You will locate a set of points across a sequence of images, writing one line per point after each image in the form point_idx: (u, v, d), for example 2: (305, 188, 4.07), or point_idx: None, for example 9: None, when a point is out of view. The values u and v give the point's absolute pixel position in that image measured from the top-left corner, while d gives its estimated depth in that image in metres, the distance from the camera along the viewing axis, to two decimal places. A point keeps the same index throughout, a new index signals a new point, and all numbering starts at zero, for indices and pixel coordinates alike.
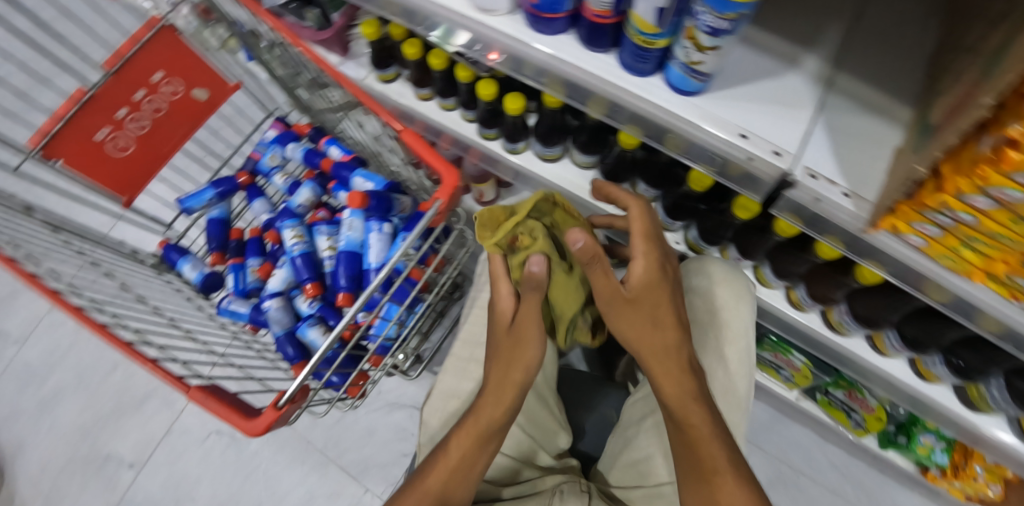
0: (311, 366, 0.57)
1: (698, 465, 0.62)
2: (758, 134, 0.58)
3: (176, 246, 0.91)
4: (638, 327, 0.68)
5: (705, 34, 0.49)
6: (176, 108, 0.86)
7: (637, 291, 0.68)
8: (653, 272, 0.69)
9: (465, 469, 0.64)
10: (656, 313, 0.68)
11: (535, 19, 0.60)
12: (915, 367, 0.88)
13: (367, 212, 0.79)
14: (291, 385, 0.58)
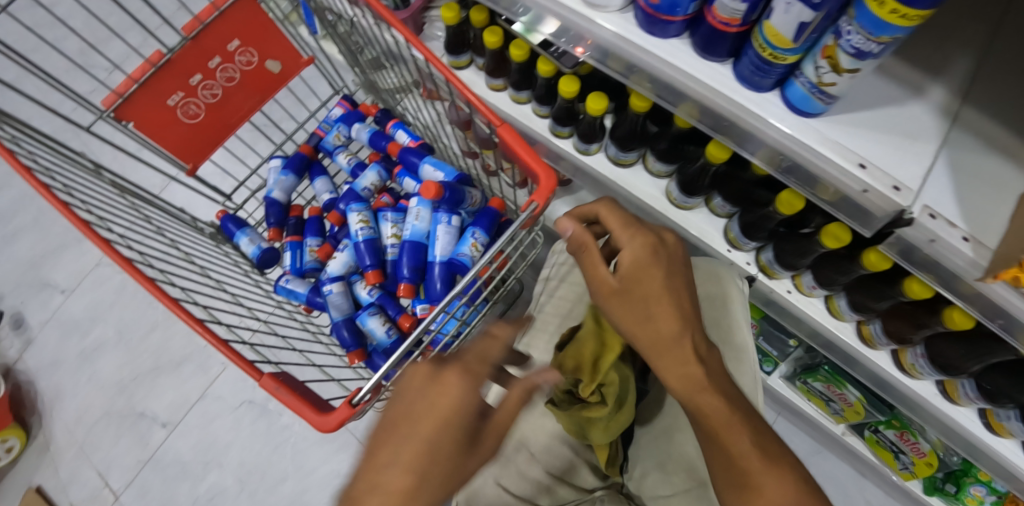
0: (389, 367, 0.58)
1: (734, 475, 0.55)
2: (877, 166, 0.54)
3: (234, 217, 0.90)
4: (632, 309, 0.62)
5: (849, 55, 0.46)
6: (248, 79, 0.84)
7: (627, 274, 0.63)
8: (643, 252, 0.64)
9: (438, 453, 0.50)
10: (650, 293, 0.62)
11: (650, 20, 0.56)
12: (985, 419, 0.82)
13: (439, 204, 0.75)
14: (368, 383, 0.58)
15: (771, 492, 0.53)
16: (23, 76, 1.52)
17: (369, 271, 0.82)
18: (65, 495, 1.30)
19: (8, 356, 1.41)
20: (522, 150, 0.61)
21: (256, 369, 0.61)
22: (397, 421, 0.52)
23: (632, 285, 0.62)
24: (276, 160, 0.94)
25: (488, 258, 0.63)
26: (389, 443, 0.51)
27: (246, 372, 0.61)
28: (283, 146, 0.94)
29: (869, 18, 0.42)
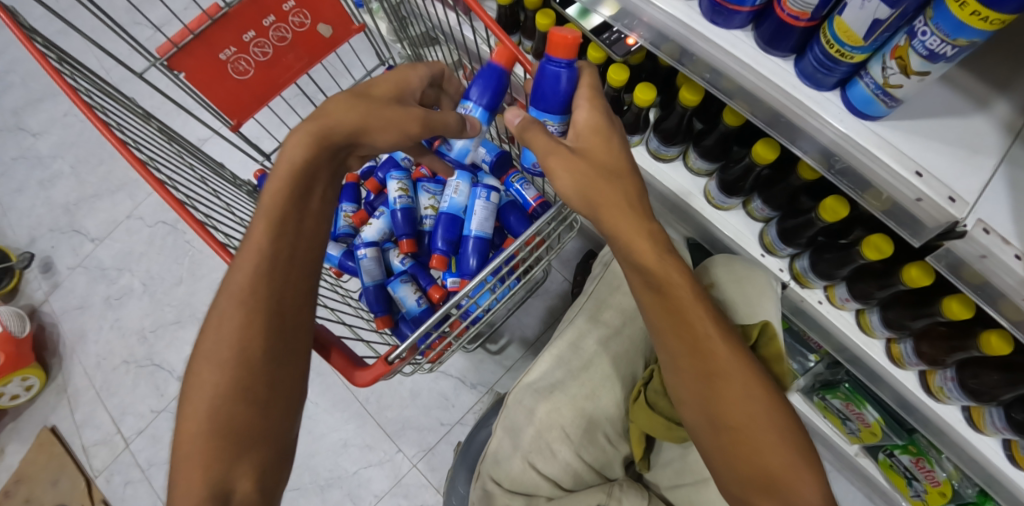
0: (426, 327, 0.61)
1: (727, 439, 0.60)
2: (934, 175, 0.53)
3: (271, 177, 0.91)
4: (586, 181, 0.62)
5: (920, 57, 0.45)
6: (299, 41, 0.85)
7: (585, 140, 0.62)
8: (606, 118, 0.63)
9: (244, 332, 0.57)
10: (618, 204, 0.62)
11: (716, 9, 0.56)
12: (1008, 450, 0.80)
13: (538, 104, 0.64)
14: (403, 343, 0.61)
15: (766, 454, 0.58)
16: (73, 25, 1.55)
17: (403, 240, 0.80)
18: (79, 438, 1.33)
19: (35, 297, 1.44)
20: (586, 89, 0.63)
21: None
22: (210, 323, 0.58)
23: (584, 158, 0.62)
24: None
25: (524, 239, 0.66)
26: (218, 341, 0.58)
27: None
28: None
29: (948, 21, 0.41)
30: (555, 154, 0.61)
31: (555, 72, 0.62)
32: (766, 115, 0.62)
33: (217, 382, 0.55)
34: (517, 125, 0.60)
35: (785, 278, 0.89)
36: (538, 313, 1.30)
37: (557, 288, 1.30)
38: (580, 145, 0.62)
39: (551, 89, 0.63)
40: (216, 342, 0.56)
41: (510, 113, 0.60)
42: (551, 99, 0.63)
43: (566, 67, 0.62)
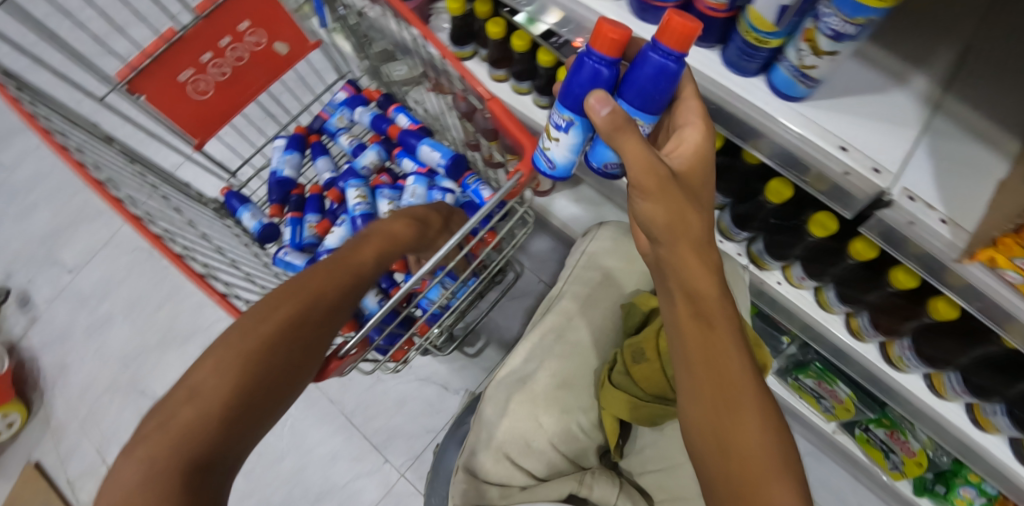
0: (371, 326, 0.59)
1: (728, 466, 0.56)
2: (858, 148, 0.55)
3: (238, 194, 0.93)
4: (674, 210, 0.56)
5: (827, 37, 0.47)
6: (257, 59, 0.87)
7: (685, 164, 0.57)
8: (708, 144, 0.58)
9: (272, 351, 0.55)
10: (690, 237, 0.59)
11: (642, 7, 0.59)
12: (971, 413, 0.83)
13: (630, 95, 0.55)
14: (355, 335, 0.61)
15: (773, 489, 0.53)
16: (41, 58, 1.56)
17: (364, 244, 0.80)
18: (64, 470, 1.32)
19: (14, 331, 1.44)
20: (693, 103, 0.58)
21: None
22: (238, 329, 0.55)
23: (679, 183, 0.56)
24: (280, 141, 0.96)
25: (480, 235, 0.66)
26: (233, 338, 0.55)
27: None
28: (288, 127, 0.95)
29: (847, 3, 0.44)
30: (653, 173, 0.53)
31: (663, 64, 0.52)
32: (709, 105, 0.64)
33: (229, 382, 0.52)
34: (607, 118, 0.52)
35: (744, 263, 0.93)
36: (517, 315, 1.31)
37: (534, 289, 1.32)
38: (679, 168, 0.57)
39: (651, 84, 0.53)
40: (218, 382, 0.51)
41: (598, 101, 0.52)
42: (648, 98, 0.54)
43: (676, 58, 0.51)
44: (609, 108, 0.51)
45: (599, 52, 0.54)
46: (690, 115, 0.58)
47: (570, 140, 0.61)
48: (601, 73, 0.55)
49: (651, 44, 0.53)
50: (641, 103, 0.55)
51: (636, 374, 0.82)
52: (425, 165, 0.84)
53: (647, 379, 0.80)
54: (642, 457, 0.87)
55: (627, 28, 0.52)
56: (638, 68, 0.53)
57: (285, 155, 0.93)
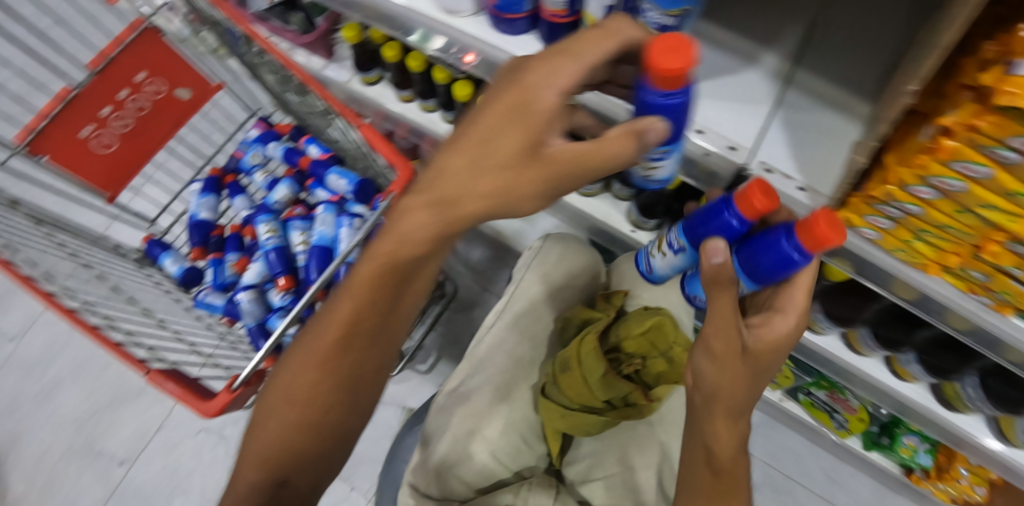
0: (269, 347, 0.60)
1: None
2: (715, 131, 0.60)
3: (160, 241, 0.93)
4: (726, 377, 0.57)
5: (654, 31, 0.50)
6: (159, 107, 0.88)
7: (760, 345, 0.59)
8: (791, 338, 0.60)
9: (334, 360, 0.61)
10: (729, 404, 0.58)
11: (498, 20, 0.61)
12: (890, 366, 0.91)
13: (750, 262, 0.60)
14: (247, 367, 0.58)
15: None
16: None
17: (280, 276, 0.83)
18: None
19: None
20: (800, 291, 0.59)
21: (145, 366, 0.60)
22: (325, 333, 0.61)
23: (747, 358, 0.58)
24: (197, 185, 0.98)
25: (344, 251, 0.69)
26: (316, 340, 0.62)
27: (135, 369, 0.60)
28: (204, 171, 0.97)
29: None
30: (720, 337, 0.57)
31: (789, 254, 0.56)
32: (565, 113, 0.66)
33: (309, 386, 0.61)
34: (715, 266, 0.56)
35: None
36: (467, 325, 1.33)
37: (479, 298, 1.34)
38: (752, 347, 0.58)
39: (772, 261, 0.58)
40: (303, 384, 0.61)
41: (713, 249, 0.56)
42: (760, 268, 0.59)
43: (802, 253, 0.55)
44: (723, 259, 0.55)
45: (737, 208, 0.58)
46: (795, 297, 0.59)
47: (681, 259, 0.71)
48: (731, 221, 0.59)
49: (787, 231, 0.56)
50: (751, 268, 0.60)
51: (564, 385, 0.88)
52: (335, 193, 0.88)
53: (572, 389, 0.87)
54: (582, 466, 0.92)
55: (775, 204, 0.55)
56: (766, 244, 0.58)
57: (201, 198, 0.94)
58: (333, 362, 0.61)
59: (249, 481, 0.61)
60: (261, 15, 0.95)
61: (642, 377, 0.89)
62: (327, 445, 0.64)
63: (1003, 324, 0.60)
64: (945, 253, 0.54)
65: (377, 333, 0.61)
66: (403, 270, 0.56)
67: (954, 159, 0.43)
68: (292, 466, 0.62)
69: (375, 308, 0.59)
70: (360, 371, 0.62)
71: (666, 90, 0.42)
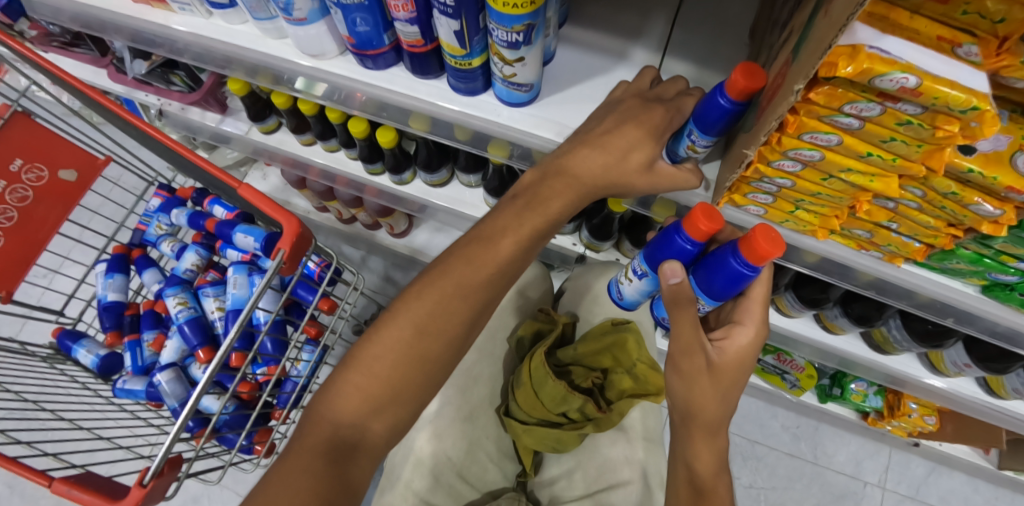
0: (179, 424, 0.56)
1: None
2: None
3: (71, 331, 0.86)
4: (698, 395, 0.59)
5: (505, 48, 0.51)
6: (44, 193, 0.82)
7: (725, 360, 0.58)
8: (755, 348, 0.59)
9: (434, 353, 0.58)
10: (705, 423, 0.59)
11: (362, 57, 0.61)
12: (820, 321, 0.93)
13: (704, 283, 0.55)
14: (157, 456, 0.56)
15: None
16: None
17: (199, 349, 0.81)
18: None
19: None
20: (756, 304, 0.59)
21: (47, 476, 0.56)
22: (432, 307, 0.59)
23: (711, 374, 0.58)
24: (101, 265, 0.92)
25: (245, 317, 0.60)
26: (416, 316, 0.59)
27: (36, 481, 0.56)
28: (105, 250, 0.92)
29: (502, 18, 0.47)
30: (688, 358, 0.58)
31: (740, 273, 0.52)
32: (457, 137, 0.70)
33: (403, 364, 0.57)
34: (671, 288, 0.54)
35: (581, 250, 0.98)
36: None
37: None
38: (719, 363, 0.58)
39: (722, 280, 0.54)
40: (398, 362, 0.57)
41: (667, 270, 0.53)
42: (712, 288, 0.55)
43: (752, 269, 0.52)
44: (679, 280, 0.53)
45: (688, 232, 0.54)
46: (754, 311, 0.59)
47: (643, 286, 0.64)
48: (681, 243, 0.55)
49: (731, 248, 0.53)
50: (707, 291, 0.55)
51: (519, 399, 0.81)
52: (246, 252, 0.84)
53: (527, 403, 0.79)
54: (552, 488, 0.86)
55: (720, 226, 0.53)
56: (714, 264, 0.54)
57: (107, 280, 0.89)
58: (449, 330, 0.59)
59: (317, 443, 0.54)
60: (141, 78, 0.89)
61: (603, 393, 0.81)
62: (402, 423, 0.59)
63: (897, 272, 0.62)
64: (826, 217, 0.56)
65: (489, 304, 0.61)
66: (532, 241, 0.59)
67: (803, 132, 0.44)
68: (369, 430, 0.56)
69: (504, 278, 0.60)
70: (437, 374, 0.59)
71: (734, 98, 0.47)
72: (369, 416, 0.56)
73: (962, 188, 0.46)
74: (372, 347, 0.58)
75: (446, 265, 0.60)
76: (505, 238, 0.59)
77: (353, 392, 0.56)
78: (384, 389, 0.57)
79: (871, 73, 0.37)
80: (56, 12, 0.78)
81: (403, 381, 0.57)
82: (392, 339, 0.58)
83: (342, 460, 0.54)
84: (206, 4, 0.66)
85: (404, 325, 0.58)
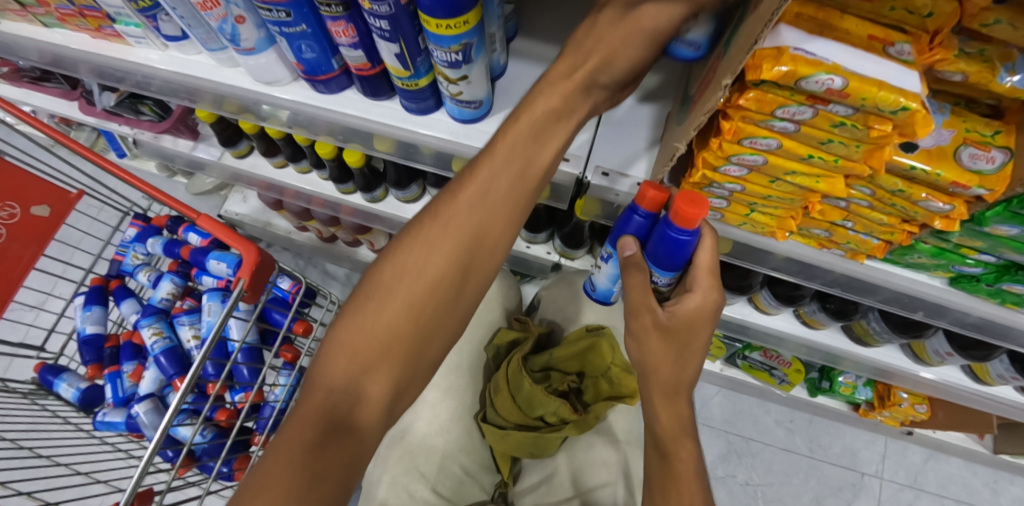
0: (148, 456, 0.56)
1: None
2: (574, 152, 0.61)
3: (52, 366, 0.87)
4: (650, 354, 0.57)
5: (447, 68, 0.51)
6: (17, 230, 0.82)
7: (674, 323, 0.55)
8: (710, 311, 0.55)
9: (427, 296, 0.48)
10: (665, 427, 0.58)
11: (313, 81, 0.62)
12: (799, 317, 0.92)
13: (653, 255, 0.56)
14: (126, 491, 0.56)
15: None
16: None
17: (176, 378, 0.82)
18: None
19: None
20: (703, 272, 0.54)
21: None
22: (420, 241, 0.49)
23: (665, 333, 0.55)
24: (80, 298, 0.93)
25: (204, 354, 0.60)
26: (404, 256, 0.49)
27: None
28: (83, 283, 0.92)
29: (439, 39, 0.47)
30: (638, 320, 0.57)
31: (678, 240, 0.53)
32: (419, 156, 0.70)
33: (393, 312, 0.48)
34: (626, 260, 0.56)
35: (556, 259, 0.96)
36: None
37: None
38: (667, 323, 0.55)
39: (667, 251, 0.54)
40: (386, 311, 0.48)
41: (623, 244, 0.56)
42: (663, 259, 0.55)
43: (689, 235, 0.52)
44: (633, 253, 0.55)
45: (640, 207, 0.54)
46: (697, 275, 0.55)
47: (610, 269, 0.65)
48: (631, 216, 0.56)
49: (666, 219, 0.53)
50: (655, 261, 0.56)
51: (496, 404, 0.80)
52: (220, 278, 0.84)
53: (504, 408, 0.79)
54: (534, 494, 0.85)
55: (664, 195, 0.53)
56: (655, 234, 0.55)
57: (85, 312, 0.90)
58: (437, 265, 0.49)
59: (306, 414, 0.46)
60: (110, 110, 0.90)
61: (579, 397, 0.83)
62: (402, 383, 0.48)
63: (862, 268, 0.61)
64: (782, 218, 0.56)
65: (482, 232, 0.49)
66: (515, 151, 0.48)
67: (743, 137, 0.44)
68: (364, 393, 0.47)
69: (494, 199, 0.49)
70: (438, 320, 0.49)
71: None
72: (361, 379, 0.47)
73: (908, 184, 0.46)
74: (354, 301, 0.49)
75: (434, 199, 0.51)
76: (486, 154, 0.49)
77: (340, 352, 0.47)
78: (372, 344, 0.47)
79: (796, 75, 0.37)
80: (20, 52, 0.78)
81: (394, 332, 0.48)
82: (379, 286, 0.49)
83: (333, 433, 0.45)
84: (160, 37, 0.66)
85: (391, 268, 0.49)
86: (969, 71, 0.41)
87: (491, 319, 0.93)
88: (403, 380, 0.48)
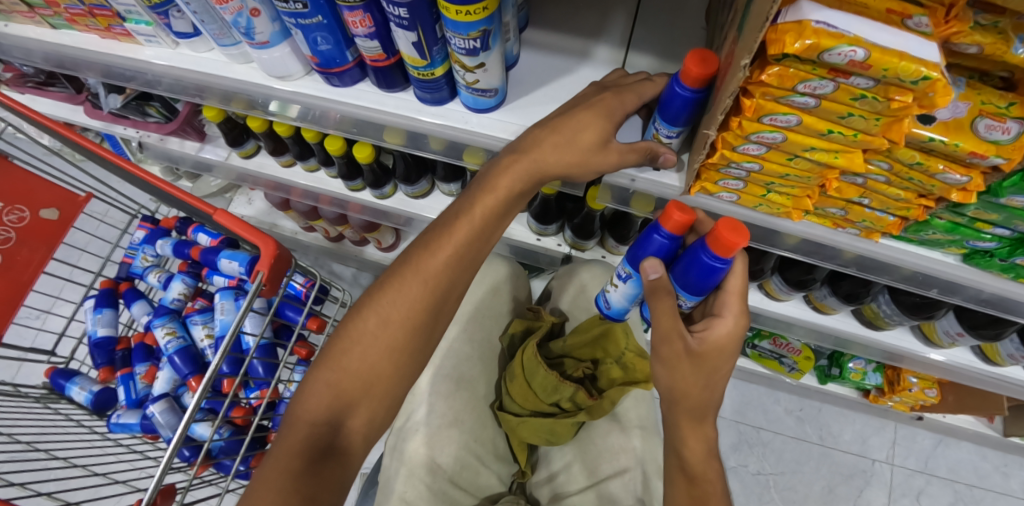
0: (169, 455, 0.55)
1: None
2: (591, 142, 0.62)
3: (64, 370, 0.87)
4: (680, 382, 0.58)
5: (464, 55, 0.51)
6: (27, 233, 0.82)
7: (705, 349, 0.56)
8: (738, 338, 0.57)
9: (402, 343, 0.58)
10: (687, 406, 0.58)
11: (327, 75, 0.62)
12: (810, 303, 0.93)
13: (682, 280, 0.56)
14: (149, 485, 0.55)
15: None
16: None
17: (191, 377, 0.83)
18: None
19: None
20: (733, 296, 0.57)
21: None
22: (394, 296, 0.58)
23: (694, 361, 0.57)
24: (90, 301, 0.93)
25: (224, 349, 0.60)
26: (382, 308, 0.58)
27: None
28: (93, 286, 0.92)
29: (457, 25, 0.47)
30: (667, 346, 0.57)
31: (711, 266, 0.53)
32: (432, 147, 0.70)
33: (371, 356, 0.57)
34: (652, 283, 0.54)
35: (566, 250, 0.98)
36: None
37: None
38: (698, 350, 0.56)
39: (699, 277, 0.55)
40: (365, 355, 0.57)
41: (647, 266, 0.54)
42: (693, 286, 0.56)
43: (723, 262, 0.53)
44: (659, 276, 0.54)
45: (665, 228, 0.55)
46: (730, 300, 0.56)
47: (628, 289, 0.63)
48: (657, 239, 0.56)
49: (700, 244, 0.54)
50: (684, 285, 0.56)
51: (512, 392, 0.81)
52: (232, 277, 0.84)
53: (520, 395, 0.80)
54: (552, 484, 0.86)
55: (694, 217, 0.54)
56: (687, 259, 0.55)
57: (96, 315, 0.90)
58: (413, 318, 0.58)
59: (296, 443, 0.54)
60: (117, 112, 0.90)
61: (595, 384, 0.83)
62: (380, 416, 0.58)
63: (876, 247, 0.61)
64: (799, 198, 0.57)
65: (451, 290, 0.59)
66: (484, 220, 0.58)
67: (763, 115, 0.45)
68: (345, 425, 0.56)
69: (463, 263, 0.59)
70: (409, 362, 0.59)
71: (691, 86, 0.48)
72: (344, 412, 0.56)
73: (926, 157, 0.46)
74: (336, 344, 0.58)
75: (407, 258, 0.60)
76: (459, 222, 0.59)
77: (324, 389, 0.56)
78: (357, 383, 0.56)
79: (819, 48, 0.38)
80: (26, 53, 0.78)
81: (371, 373, 0.57)
82: (359, 334, 0.58)
83: (319, 460, 0.53)
84: (171, 34, 0.66)
85: (370, 319, 0.58)
86: (984, 44, 0.41)
87: (503, 312, 0.93)
88: (377, 414, 0.57)
